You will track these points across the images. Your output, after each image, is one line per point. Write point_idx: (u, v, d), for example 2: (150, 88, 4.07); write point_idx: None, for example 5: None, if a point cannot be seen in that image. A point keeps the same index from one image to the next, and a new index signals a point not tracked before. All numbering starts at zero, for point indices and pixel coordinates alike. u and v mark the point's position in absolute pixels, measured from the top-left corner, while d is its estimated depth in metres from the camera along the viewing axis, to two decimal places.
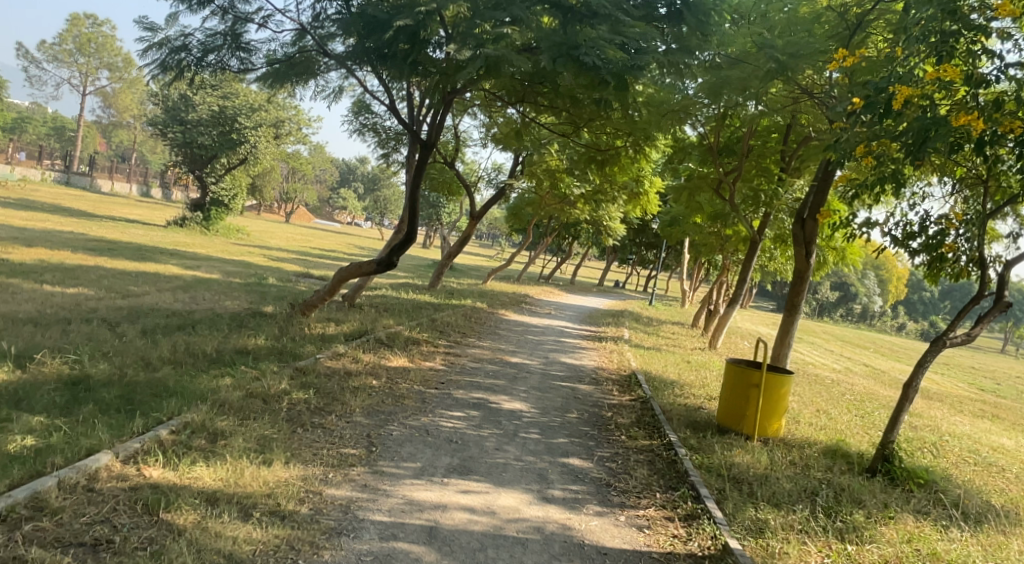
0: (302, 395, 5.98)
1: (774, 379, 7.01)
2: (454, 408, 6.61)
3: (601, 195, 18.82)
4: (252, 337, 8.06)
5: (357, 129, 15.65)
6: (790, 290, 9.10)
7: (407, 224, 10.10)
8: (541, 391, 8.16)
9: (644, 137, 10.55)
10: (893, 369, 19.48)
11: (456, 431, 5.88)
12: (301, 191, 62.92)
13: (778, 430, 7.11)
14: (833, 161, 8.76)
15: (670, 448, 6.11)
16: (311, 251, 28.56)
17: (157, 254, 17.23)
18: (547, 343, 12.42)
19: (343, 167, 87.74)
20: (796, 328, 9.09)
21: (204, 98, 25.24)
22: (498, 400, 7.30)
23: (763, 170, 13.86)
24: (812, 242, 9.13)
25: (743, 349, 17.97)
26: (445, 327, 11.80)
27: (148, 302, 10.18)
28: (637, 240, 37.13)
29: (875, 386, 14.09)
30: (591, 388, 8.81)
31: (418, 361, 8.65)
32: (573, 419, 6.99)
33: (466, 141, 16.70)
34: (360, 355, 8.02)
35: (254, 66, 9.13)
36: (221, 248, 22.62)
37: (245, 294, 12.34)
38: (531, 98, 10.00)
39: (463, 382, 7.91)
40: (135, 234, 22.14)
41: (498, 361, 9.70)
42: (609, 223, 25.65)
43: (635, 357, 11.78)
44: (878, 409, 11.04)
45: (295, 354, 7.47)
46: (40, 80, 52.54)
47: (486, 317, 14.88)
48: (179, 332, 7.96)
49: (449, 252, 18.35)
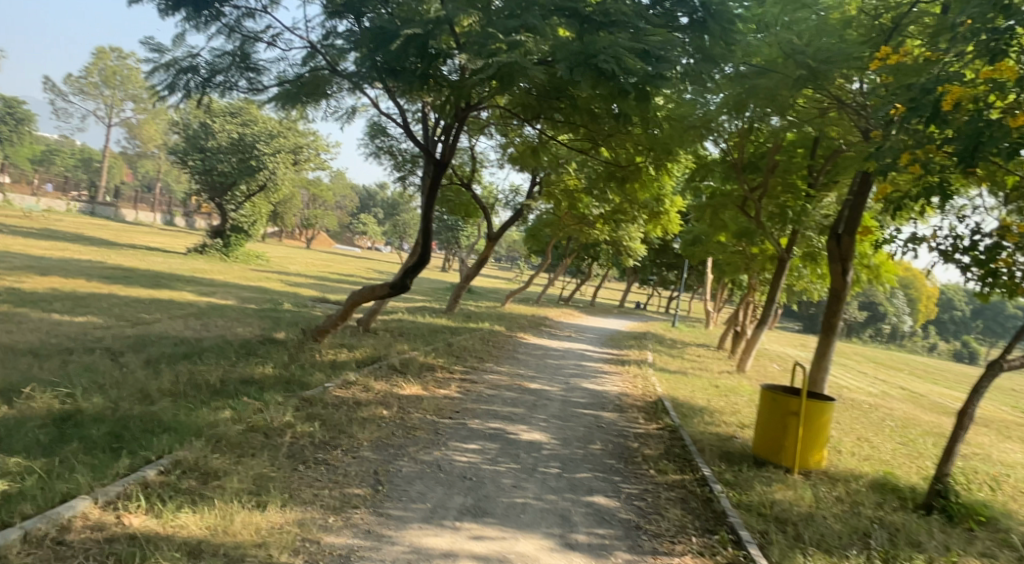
0: (306, 428, 5.60)
1: (817, 408, 6.59)
2: (469, 440, 6.19)
3: (621, 215, 18.41)
4: (260, 365, 7.73)
5: (372, 152, 15.44)
6: (827, 310, 8.62)
7: (420, 246, 9.80)
8: (562, 420, 7.71)
9: (665, 153, 10.18)
10: (929, 392, 18.70)
11: (471, 467, 5.45)
12: (321, 218, 63.17)
13: (819, 461, 6.68)
14: (871, 172, 8.30)
15: (704, 484, 5.67)
16: (329, 276, 28.42)
17: (174, 282, 17.10)
18: (568, 368, 11.97)
19: (364, 193, 88.56)
20: (833, 350, 8.61)
21: (223, 125, 25.34)
22: (517, 430, 6.86)
23: (789, 187, 13.64)
24: (849, 259, 8.65)
25: (772, 371, 17.34)
26: (462, 352, 11.40)
27: (158, 329, 9.91)
28: (658, 261, 36.60)
29: (914, 411, 13.42)
30: (614, 416, 8.35)
31: (433, 389, 8.25)
32: (596, 450, 6.53)
33: (483, 162, 16.45)
34: (371, 383, 7.64)
35: (264, 87, 8.89)
36: (239, 275, 22.50)
37: (258, 320, 12.07)
38: (548, 114, 9.68)
39: (480, 411, 7.49)
40: (154, 261, 22.12)
41: (517, 388, 9.27)
42: (630, 243, 25.20)
43: (661, 382, 11.28)
44: (922, 436, 10.41)
45: (303, 383, 7.11)
46: (68, 113, 53.70)
47: (505, 341, 14.48)
48: (184, 361, 7.65)
49: (467, 274, 18.04)
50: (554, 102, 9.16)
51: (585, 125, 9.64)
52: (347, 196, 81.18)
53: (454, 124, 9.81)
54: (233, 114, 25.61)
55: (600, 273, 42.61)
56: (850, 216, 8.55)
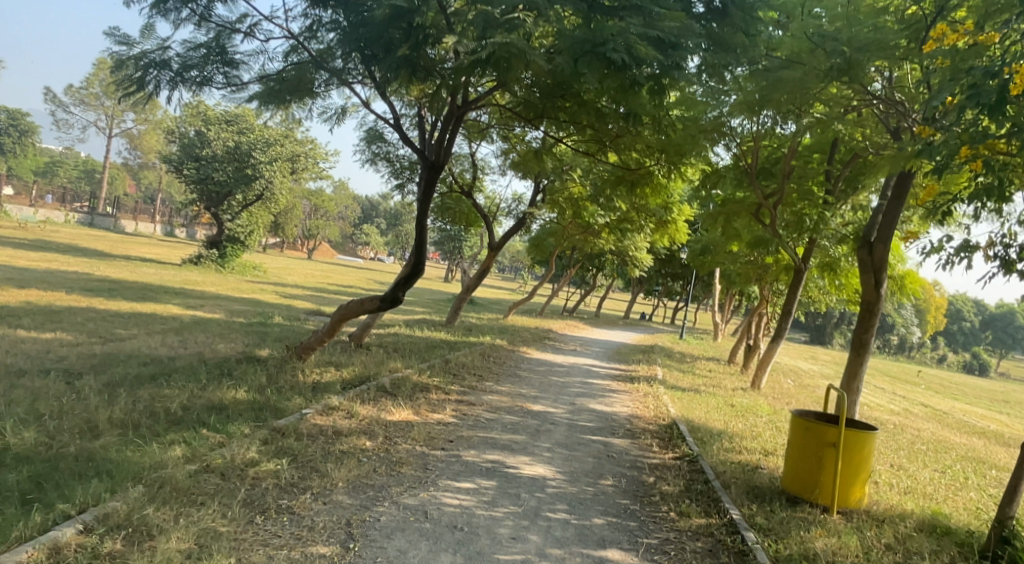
0: (272, 466, 4.84)
1: (856, 440, 5.82)
2: (462, 478, 5.42)
3: (627, 223, 17.66)
4: (231, 389, 6.95)
5: (369, 159, 14.74)
6: (858, 326, 7.86)
7: (414, 256, 9.04)
8: (568, 449, 6.91)
9: (677, 158, 9.46)
10: (954, 409, 17.83)
11: (463, 513, 4.67)
12: (323, 228, 62.52)
13: (861, 500, 5.90)
14: (911, 173, 7.55)
15: (734, 531, 4.92)
16: (328, 288, 27.63)
17: (161, 294, 16.37)
18: (573, 386, 11.16)
19: (367, 204, 88.28)
20: (865, 370, 7.86)
21: (219, 133, 24.76)
22: (517, 463, 6.08)
23: (807, 194, 12.93)
24: (883, 269, 7.89)
25: (788, 387, 16.49)
26: (460, 369, 10.62)
27: (130, 347, 9.17)
28: (663, 271, 35.91)
29: (943, 431, 12.57)
30: (625, 443, 7.56)
31: (426, 414, 7.46)
32: (607, 488, 5.73)
33: (484, 170, 15.73)
34: (356, 408, 6.87)
35: (243, 84, 8.17)
36: (232, 286, 21.76)
37: (243, 336, 11.32)
38: (551, 113, 9.02)
39: (477, 440, 6.69)
40: (145, 273, 21.40)
41: (518, 411, 8.47)
42: (636, 253, 24.45)
43: (673, 402, 10.50)
44: (958, 462, 9.59)
45: (278, 410, 6.36)
46: (68, 124, 53.45)
47: (507, 356, 13.70)
48: (148, 384, 6.90)
49: (467, 286, 17.27)
50: (560, 100, 8.55)
51: (592, 126, 9.01)
52: (349, 207, 80.69)
53: (451, 125, 9.17)
54: (230, 122, 25.12)
55: (604, 283, 41.75)
56: (885, 223, 7.79)
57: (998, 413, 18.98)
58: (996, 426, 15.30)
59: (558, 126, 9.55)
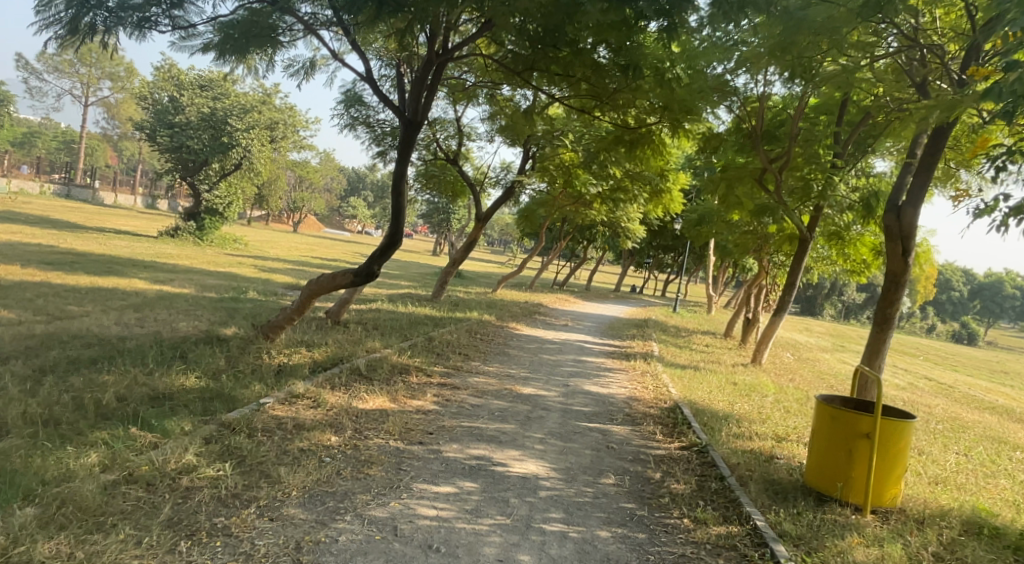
0: (212, 472, 4.07)
1: (892, 430, 5.10)
2: (441, 480, 4.64)
3: (620, 193, 16.81)
4: (180, 375, 6.13)
5: (347, 124, 13.73)
6: (882, 299, 7.14)
7: (392, 226, 8.18)
8: (562, 440, 6.14)
9: (680, 116, 8.60)
10: (956, 381, 17.29)
11: (441, 527, 3.91)
12: (309, 200, 61.09)
13: (896, 497, 5.19)
14: (948, 128, 6.77)
15: (761, 543, 4.20)
16: (310, 261, 26.65)
17: (128, 267, 15.38)
18: (566, 365, 10.40)
19: (354, 176, 86.72)
20: (887, 347, 7.18)
21: (192, 99, 23.63)
22: (506, 459, 5.31)
23: (813, 158, 12.12)
24: (910, 236, 7.11)
25: (788, 362, 15.82)
26: (444, 348, 9.83)
27: (77, 326, 8.30)
28: (654, 242, 35.14)
29: (955, 408, 11.94)
30: (625, 430, 6.82)
31: (404, 401, 6.67)
32: (609, 488, 4.97)
33: (471, 136, 14.79)
34: (323, 396, 6.06)
35: (195, 27, 7.26)
36: (208, 260, 20.75)
37: (210, 312, 10.44)
38: (542, 65, 8.16)
39: (460, 431, 5.91)
40: (116, 246, 20.32)
41: (505, 394, 7.69)
42: (628, 224, 23.59)
43: (673, 382, 9.77)
44: (979, 444, 8.92)
45: (231, 400, 5.57)
46: (41, 92, 51.56)
47: (495, 333, 12.90)
48: (84, 371, 6.06)
49: (454, 258, 16.36)
50: (552, 49, 7.80)
51: (587, 80, 8.24)
52: (335, 179, 79.31)
53: (430, 75, 8.35)
54: (204, 87, 24.12)
55: (594, 256, 40.95)
56: (916, 185, 7.01)
57: (1001, 385, 18.51)
58: (1004, 400, 14.73)
59: (549, 82, 8.64)
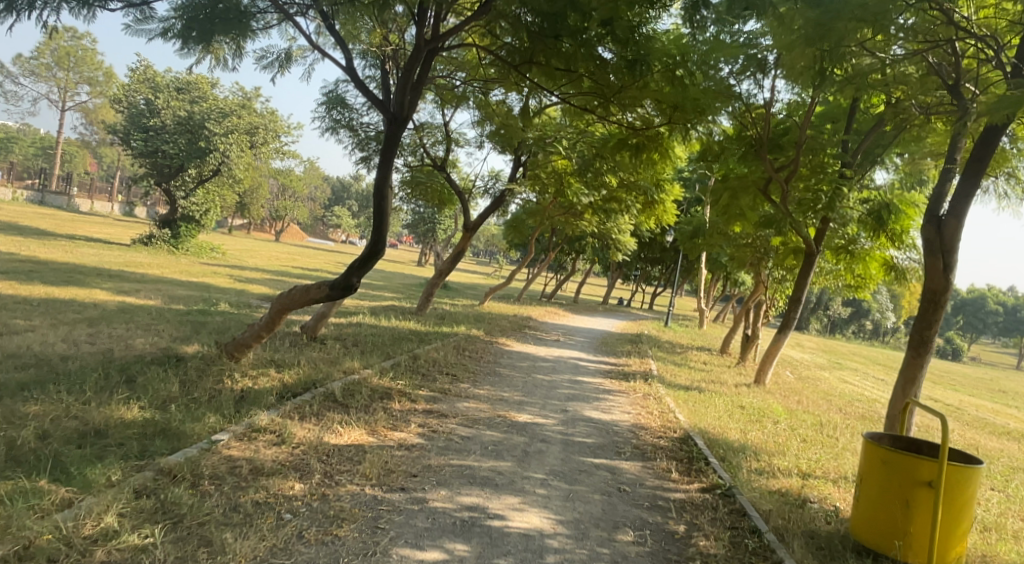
0: (137, 542, 3.28)
1: (959, 476, 4.33)
2: (428, 542, 3.83)
3: (612, 203, 16.03)
4: (121, 404, 5.25)
5: (328, 127, 12.88)
6: (918, 320, 6.46)
7: (372, 235, 7.37)
8: (567, 481, 5.32)
9: (695, 115, 7.81)
10: (961, 402, 16.65)
11: None
12: (291, 209, 59.87)
13: (960, 554, 4.42)
14: (1001, 126, 6.15)
15: None
16: (290, 272, 25.65)
17: (90, 277, 14.34)
18: (563, 387, 9.57)
19: (338, 185, 85.60)
20: (925, 374, 6.50)
21: (168, 102, 22.69)
22: (504, 510, 4.49)
23: (820, 167, 11.47)
24: (951, 250, 6.44)
25: (789, 382, 15.08)
26: (429, 368, 8.96)
27: (16, 343, 7.37)
28: (643, 255, 34.51)
29: (971, 434, 11.26)
30: (636, 467, 6.02)
31: (384, 433, 5.81)
32: (628, 549, 4.17)
33: (459, 142, 14.00)
34: (289, 430, 5.20)
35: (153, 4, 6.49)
36: (181, 269, 19.71)
37: (172, 327, 9.51)
38: (542, 58, 7.37)
39: (448, 472, 5.06)
40: (83, 254, 19.24)
41: (498, 423, 6.84)
42: (620, 235, 22.85)
43: (679, 406, 8.99)
44: (1011, 477, 8.19)
45: (179, 437, 4.71)
46: (17, 96, 50.03)
47: (484, 349, 12.06)
48: (7, 400, 5.16)
49: (440, 269, 15.51)
50: (553, 40, 7.00)
51: (590, 75, 7.49)
52: (319, 189, 78.30)
53: (418, 69, 7.55)
54: (180, 90, 23.20)
55: (581, 268, 40.14)
56: (961, 191, 6.34)
57: (1005, 406, 17.91)
58: (1014, 424, 14.07)
59: (546, 80, 7.85)
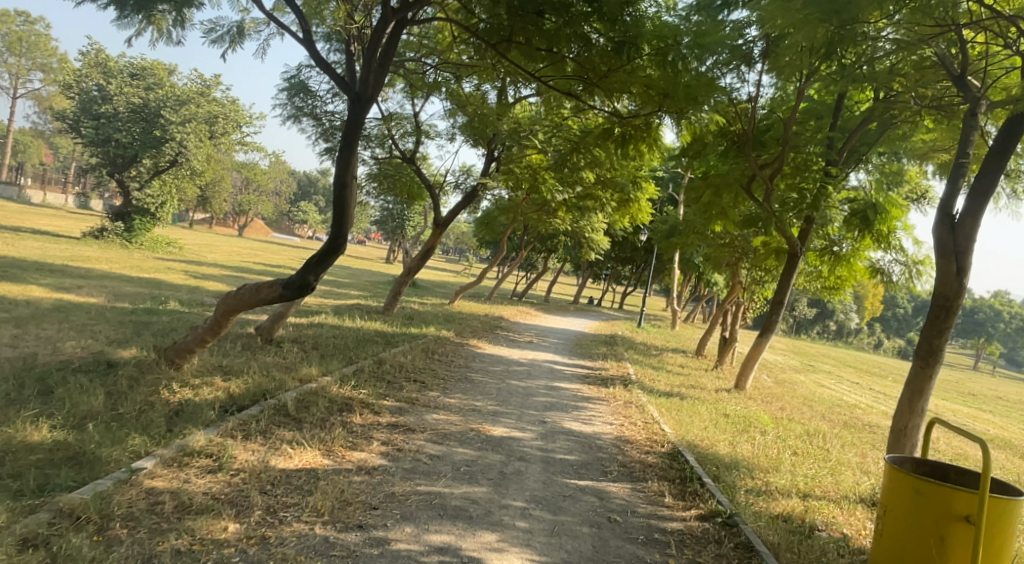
0: None
1: (999, 512, 3.78)
2: None
3: (586, 201, 15.43)
4: (28, 423, 4.46)
5: (290, 115, 12.05)
6: (929, 328, 5.97)
7: (333, 229, 6.62)
8: (550, 510, 4.68)
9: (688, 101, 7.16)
10: (939, 407, 16.40)
11: None
12: (256, 204, 58.21)
13: None
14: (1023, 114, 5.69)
15: None
16: (251, 268, 24.56)
17: (30, 273, 13.29)
18: (539, 394, 8.93)
19: (305, 180, 83.80)
20: (933, 385, 6.05)
21: (121, 88, 21.51)
22: (478, 552, 3.82)
23: (806, 165, 10.96)
24: (964, 253, 5.95)
25: (768, 386, 14.67)
26: (395, 374, 8.23)
27: None
28: (615, 253, 33.97)
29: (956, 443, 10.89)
30: (624, 490, 5.42)
31: (342, 454, 5.10)
32: None
33: (430, 134, 13.27)
34: (230, 453, 4.48)
35: None
36: (132, 264, 18.60)
37: (112, 328, 8.63)
38: (522, 38, 6.68)
39: (415, 503, 4.38)
40: (25, 247, 18.02)
41: (471, 439, 6.17)
42: (594, 233, 22.22)
43: (663, 416, 8.41)
44: None
45: (92, 463, 3.98)
46: None
47: (454, 352, 11.36)
48: None
49: (407, 267, 14.70)
50: (536, 16, 6.41)
51: (574, 57, 6.79)
52: (285, 183, 76.49)
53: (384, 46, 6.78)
54: (135, 76, 22.03)
55: (552, 266, 39.55)
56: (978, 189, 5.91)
57: (981, 411, 17.71)
58: (994, 430, 13.81)
59: (526, 63, 7.14)
